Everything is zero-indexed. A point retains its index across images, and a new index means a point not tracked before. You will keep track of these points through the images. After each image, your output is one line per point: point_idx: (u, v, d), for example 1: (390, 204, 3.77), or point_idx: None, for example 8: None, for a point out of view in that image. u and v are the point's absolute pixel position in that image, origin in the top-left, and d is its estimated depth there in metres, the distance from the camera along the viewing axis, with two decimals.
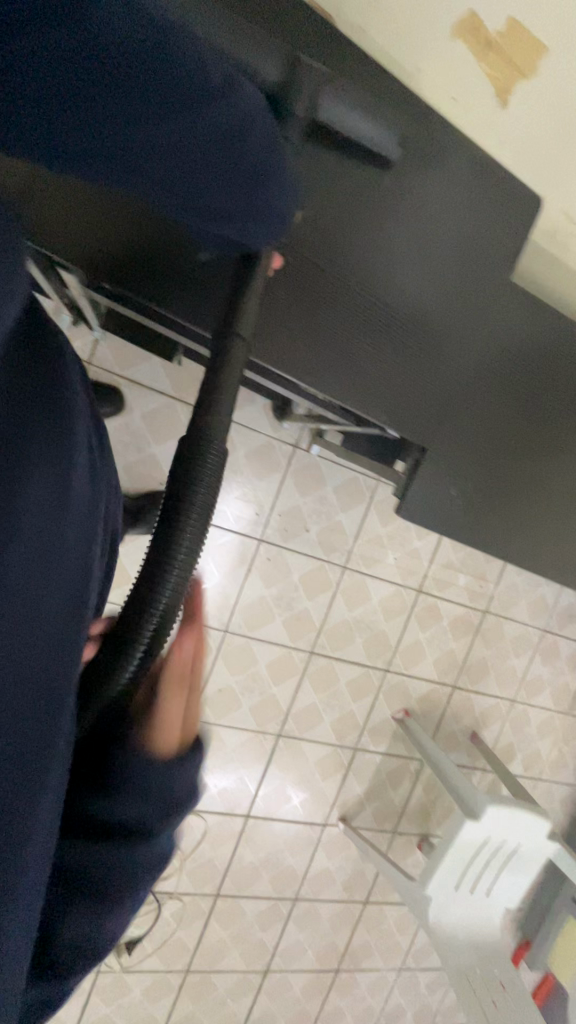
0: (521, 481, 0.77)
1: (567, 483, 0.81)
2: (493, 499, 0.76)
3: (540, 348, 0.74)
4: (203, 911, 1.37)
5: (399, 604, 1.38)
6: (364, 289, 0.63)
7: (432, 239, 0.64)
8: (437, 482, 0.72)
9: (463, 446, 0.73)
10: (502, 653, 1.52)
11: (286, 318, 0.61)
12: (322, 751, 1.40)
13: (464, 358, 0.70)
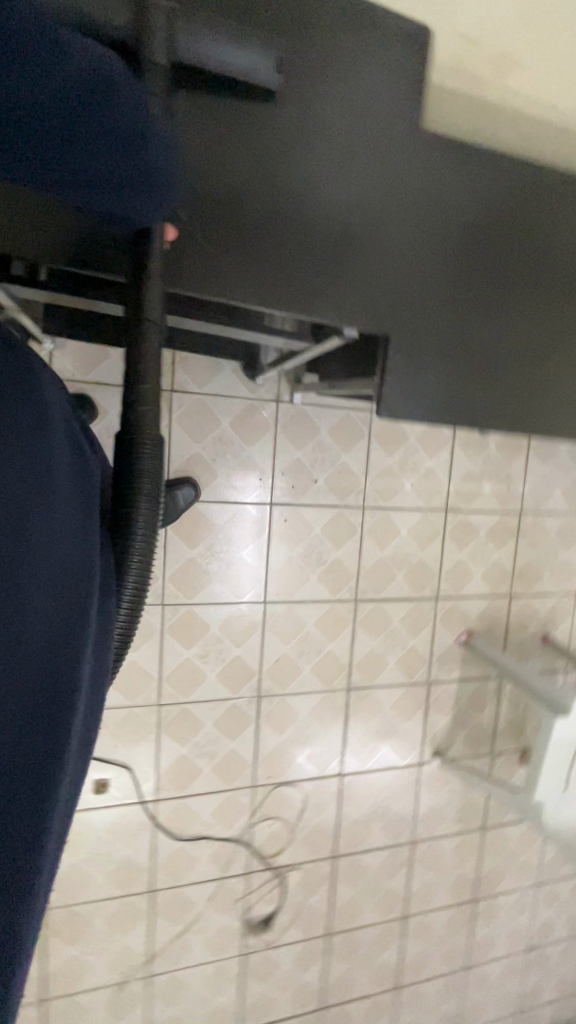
0: (502, 349, 0.74)
1: (551, 338, 0.77)
2: (477, 375, 0.73)
3: (481, 209, 0.70)
4: (327, 875, 1.38)
5: (430, 529, 1.34)
6: (277, 203, 0.60)
7: (331, 132, 0.61)
8: (413, 373, 0.69)
9: (431, 331, 0.69)
10: (550, 549, 1.46)
11: (204, 253, 0.58)
12: (397, 694, 1.38)
13: (403, 243, 0.66)
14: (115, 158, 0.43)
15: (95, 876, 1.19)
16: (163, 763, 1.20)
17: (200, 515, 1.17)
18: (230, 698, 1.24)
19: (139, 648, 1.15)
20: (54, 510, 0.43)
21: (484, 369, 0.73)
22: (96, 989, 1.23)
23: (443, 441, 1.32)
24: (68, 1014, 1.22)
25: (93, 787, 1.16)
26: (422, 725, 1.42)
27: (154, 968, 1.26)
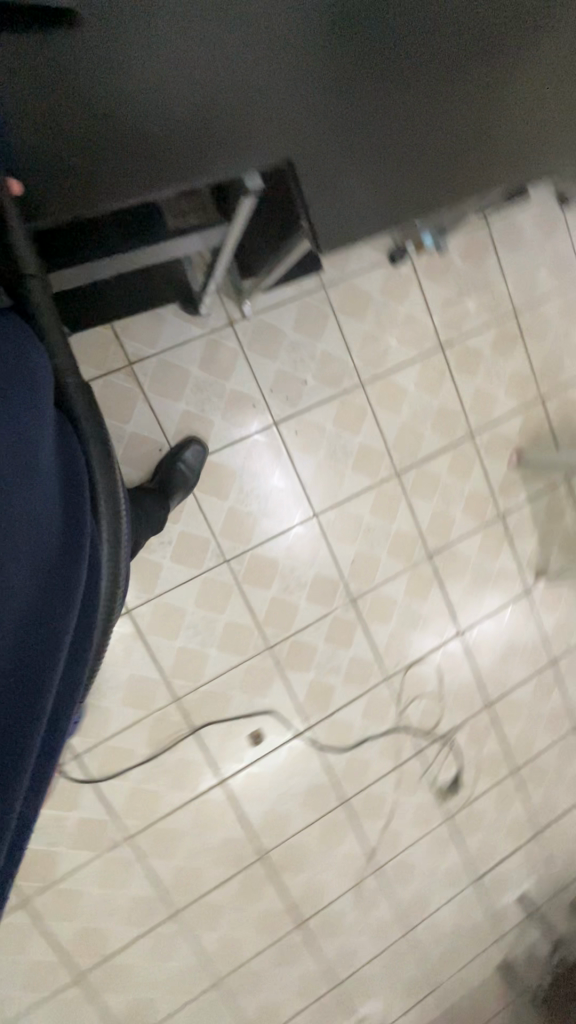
0: (425, 119, 0.71)
1: (477, 75, 0.72)
2: (407, 163, 0.73)
3: None
4: (490, 723, 1.44)
5: (434, 373, 1.29)
6: (125, 89, 0.56)
7: None
8: (341, 193, 0.71)
9: (341, 139, 0.68)
10: (561, 335, 1.39)
11: (88, 175, 0.58)
12: (476, 540, 1.38)
13: (269, 71, 0.62)
14: None
15: (290, 810, 1.28)
16: (299, 695, 1.26)
17: (218, 466, 1.16)
18: (328, 612, 1.27)
19: (227, 607, 1.19)
20: (37, 487, 0.48)
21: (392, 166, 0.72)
22: (339, 897, 1.35)
23: (407, 280, 1.24)
24: (326, 925, 1.34)
25: (251, 742, 1.23)
26: (513, 556, 1.42)
27: (377, 861, 1.37)
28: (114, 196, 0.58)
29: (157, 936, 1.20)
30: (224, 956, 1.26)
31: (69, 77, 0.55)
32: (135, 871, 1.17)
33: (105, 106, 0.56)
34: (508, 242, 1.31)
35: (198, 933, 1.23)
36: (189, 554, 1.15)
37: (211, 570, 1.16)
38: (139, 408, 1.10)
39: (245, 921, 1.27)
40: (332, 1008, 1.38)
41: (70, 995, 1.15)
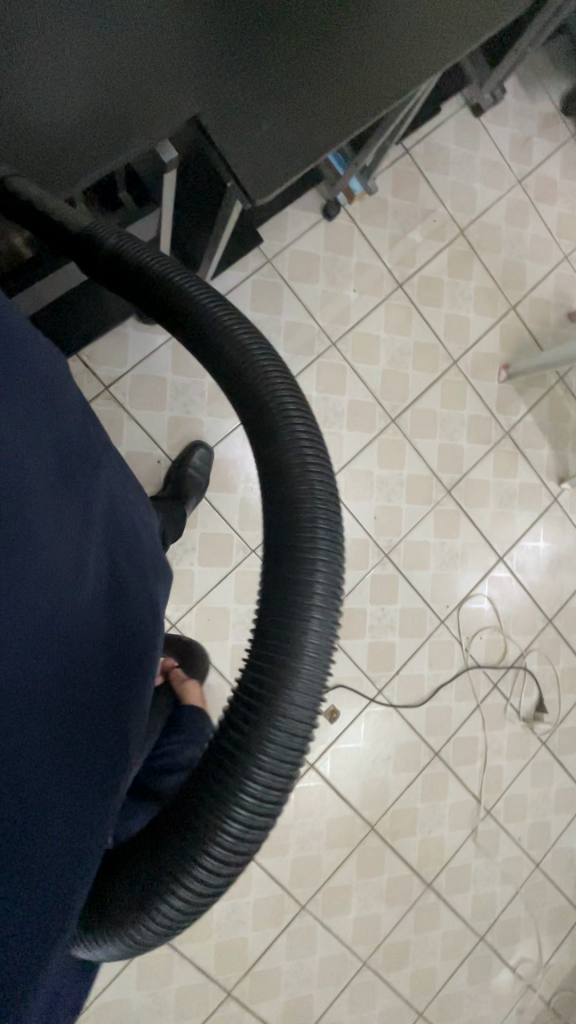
0: (334, 26, 0.64)
1: None
2: (332, 72, 0.64)
3: None
4: (556, 639, 1.41)
5: (399, 311, 1.28)
6: (41, 75, 0.54)
7: None
8: (264, 127, 0.62)
9: (252, 73, 0.61)
10: (511, 238, 1.37)
11: (29, 165, 0.56)
12: (488, 462, 1.36)
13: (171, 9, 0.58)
14: None
15: (385, 776, 1.27)
16: (362, 662, 1.25)
17: (220, 462, 1.16)
18: (366, 573, 1.26)
19: None
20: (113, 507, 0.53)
21: (326, 77, 0.64)
22: (459, 849, 1.33)
23: (347, 229, 1.24)
24: (454, 880, 1.33)
25: (329, 721, 1.22)
26: (531, 468, 1.40)
27: (487, 804, 1.35)
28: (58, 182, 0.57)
29: (292, 933, 1.20)
30: (363, 935, 1.25)
31: None
32: (253, 876, 1.17)
33: (23, 100, 0.54)
34: (435, 163, 1.30)
35: (331, 920, 1.22)
36: (215, 554, 1.15)
37: (241, 562, 1.17)
38: (127, 426, 1.10)
39: (374, 896, 1.26)
40: (483, 960, 1.36)
41: (225, 1012, 1.15)
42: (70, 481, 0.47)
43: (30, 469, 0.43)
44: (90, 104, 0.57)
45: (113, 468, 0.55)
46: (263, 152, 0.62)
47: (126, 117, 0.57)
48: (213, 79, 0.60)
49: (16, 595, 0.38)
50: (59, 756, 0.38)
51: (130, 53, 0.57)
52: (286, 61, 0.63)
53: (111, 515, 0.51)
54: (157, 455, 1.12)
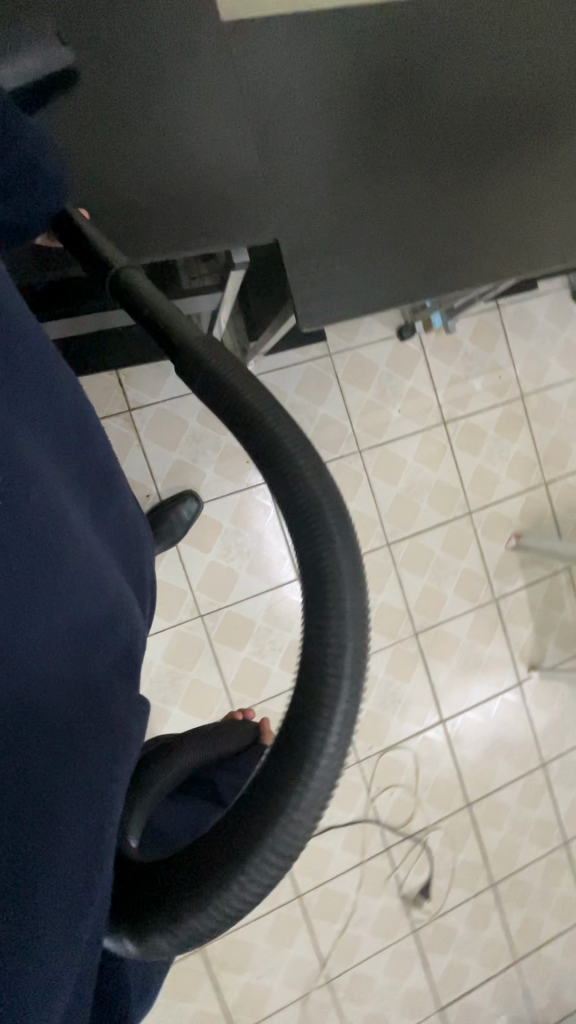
0: (437, 205, 0.67)
1: (506, 176, 0.71)
2: (425, 241, 0.66)
3: (362, 76, 0.66)
4: (468, 826, 1.31)
5: (435, 446, 1.28)
6: (158, 166, 0.58)
7: (194, 79, 0.59)
8: (335, 267, 0.63)
9: (343, 218, 0.64)
10: (569, 420, 1.38)
11: (116, 225, 0.57)
12: (466, 621, 1.31)
13: (297, 151, 0.64)
14: None
15: None
16: None
17: (205, 519, 1.15)
18: None
19: (195, 664, 1.14)
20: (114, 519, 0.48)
21: (418, 241, 0.66)
22: (282, 1009, 1.20)
23: (414, 354, 1.26)
24: None
25: None
26: (507, 643, 1.34)
27: (330, 972, 1.23)
28: (135, 246, 0.57)
29: None
30: None
31: (104, 149, 0.57)
32: None
33: (130, 178, 0.57)
34: (518, 328, 1.33)
35: None
36: (162, 605, 1.12)
37: (185, 623, 1.13)
38: (132, 452, 1.10)
39: None
40: None
41: None
42: (81, 499, 0.43)
43: (48, 472, 0.39)
44: (187, 198, 0.59)
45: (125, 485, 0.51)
46: (328, 286, 0.63)
47: (221, 217, 0.59)
48: (307, 213, 0.63)
49: (26, 586, 0.35)
50: (44, 757, 0.31)
51: (239, 171, 0.60)
52: (380, 222, 0.65)
53: (121, 540, 0.47)
54: (148, 489, 1.11)
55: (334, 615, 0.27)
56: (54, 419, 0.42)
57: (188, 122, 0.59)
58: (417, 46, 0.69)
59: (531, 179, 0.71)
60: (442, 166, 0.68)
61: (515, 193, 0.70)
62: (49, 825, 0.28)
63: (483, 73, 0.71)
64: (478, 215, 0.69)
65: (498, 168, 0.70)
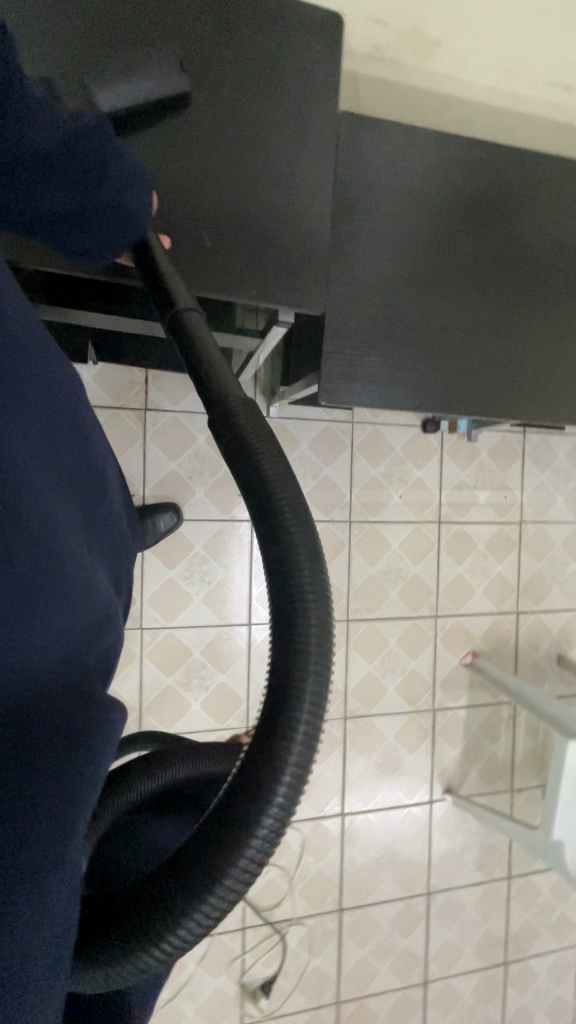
0: (473, 335, 0.73)
1: (544, 330, 0.76)
2: (451, 363, 0.73)
3: (448, 203, 0.72)
4: (332, 932, 1.24)
5: (423, 541, 1.28)
6: (240, 208, 0.60)
7: (296, 145, 0.62)
8: (364, 358, 0.69)
9: (387, 320, 0.70)
10: (558, 561, 1.39)
11: (180, 249, 0.58)
12: (399, 721, 1.28)
13: (367, 249, 0.69)
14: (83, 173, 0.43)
15: None
16: None
17: (180, 536, 1.14)
18: (217, 727, 1.16)
19: (117, 674, 1.10)
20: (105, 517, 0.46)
21: (445, 362, 0.72)
22: None
23: (432, 449, 1.28)
24: None
25: None
26: (431, 757, 1.31)
27: None
28: (189, 273, 0.58)
29: None
30: None
31: (193, 178, 0.59)
32: None
33: (207, 212, 0.59)
34: (537, 458, 1.36)
35: None
36: None
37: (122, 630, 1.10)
38: (133, 448, 1.10)
39: None
40: None
41: None
42: (74, 503, 0.41)
43: (42, 480, 0.37)
44: (254, 247, 0.61)
45: (117, 487, 0.50)
46: (354, 372, 0.69)
47: (280, 274, 0.61)
48: (355, 304, 0.69)
49: (20, 593, 0.33)
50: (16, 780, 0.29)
51: (312, 238, 0.63)
52: (418, 335, 0.71)
53: (116, 537, 0.47)
54: (135, 490, 1.10)
55: (296, 645, 0.31)
56: (54, 423, 0.40)
57: (279, 181, 0.62)
58: (509, 188, 0.74)
59: (567, 342, 0.77)
60: (492, 303, 0.74)
61: (546, 349, 0.77)
62: (58, 815, 0.30)
63: (558, 234, 0.77)
64: (509, 355, 0.75)
65: (540, 322, 0.76)
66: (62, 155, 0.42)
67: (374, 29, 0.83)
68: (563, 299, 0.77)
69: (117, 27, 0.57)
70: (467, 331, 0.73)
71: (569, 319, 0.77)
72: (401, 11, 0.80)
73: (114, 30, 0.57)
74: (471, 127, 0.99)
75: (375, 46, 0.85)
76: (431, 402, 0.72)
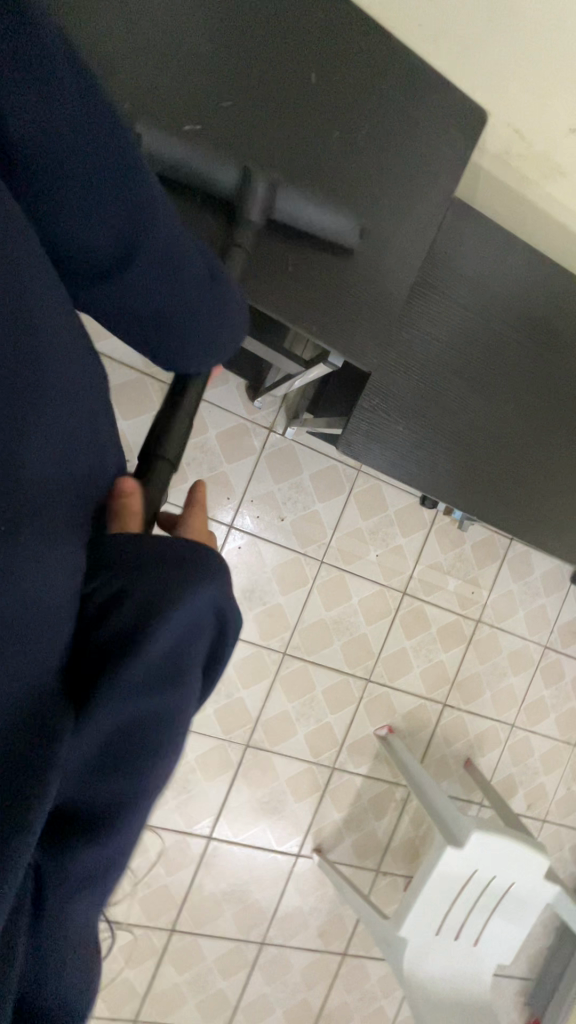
0: (499, 442, 0.75)
1: (564, 462, 0.79)
2: (470, 460, 0.74)
3: (521, 314, 0.74)
4: (155, 949, 1.21)
5: (382, 606, 1.30)
6: (330, 248, 0.62)
7: (404, 214, 0.64)
8: (393, 424, 0.70)
9: (426, 398, 0.72)
10: (498, 670, 1.41)
11: (262, 269, 0.60)
12: (295, 768, 1.28)
13: (432, 326, 0.71)
14: (195, 319, 0.51)
15: None
16: None
17: None
18: None
19: None
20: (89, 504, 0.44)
21: (464, 456, 0.74)
22: None
23: (421, 524, 1.30)
24: None
25: None
26: (313, 813, 1.30)
27: None
28: (256, 288, 0.60)
29: None
30: None
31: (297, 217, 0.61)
32: None
33: (299, 248, 0.62)
34: (513, 568, 1.39)
35: None
36: None
37: None
38: (143, 417, 1.10)
39: None
40: None
41: None
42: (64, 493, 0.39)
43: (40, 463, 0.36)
44: (327, 286, 0.62)
45: (110, 449, 0.47)
46: (378, 434, 0.70)
47: (340, 322, 0.62)
48: (402, 371, 0.70)
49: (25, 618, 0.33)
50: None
51: (385, 300, 0.64)
52: (449, 423, 0.73)
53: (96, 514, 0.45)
54: (129, 457, 1.10)
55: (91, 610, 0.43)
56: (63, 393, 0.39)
57: (376, 246, 0.64)
58: None
59: None
60: (526, 420, 0.76)
61: (558, 480, 0.79)
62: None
63: None
64: (523, 473, 0.77)
65: (563, 453, 0.79)
66: (193, 307, 0.50)
67: (509, 136, 0.87)
68: None
69: (287, 67, 0.61)
70: (495, 435, 0.75)
71: None
72: (540, 132, 0.85)
73: (281, 71, 0.61)
74: (565, 256, 1.03)
75: (505, 152, 0.89)
76: (435, 483, 0.73)
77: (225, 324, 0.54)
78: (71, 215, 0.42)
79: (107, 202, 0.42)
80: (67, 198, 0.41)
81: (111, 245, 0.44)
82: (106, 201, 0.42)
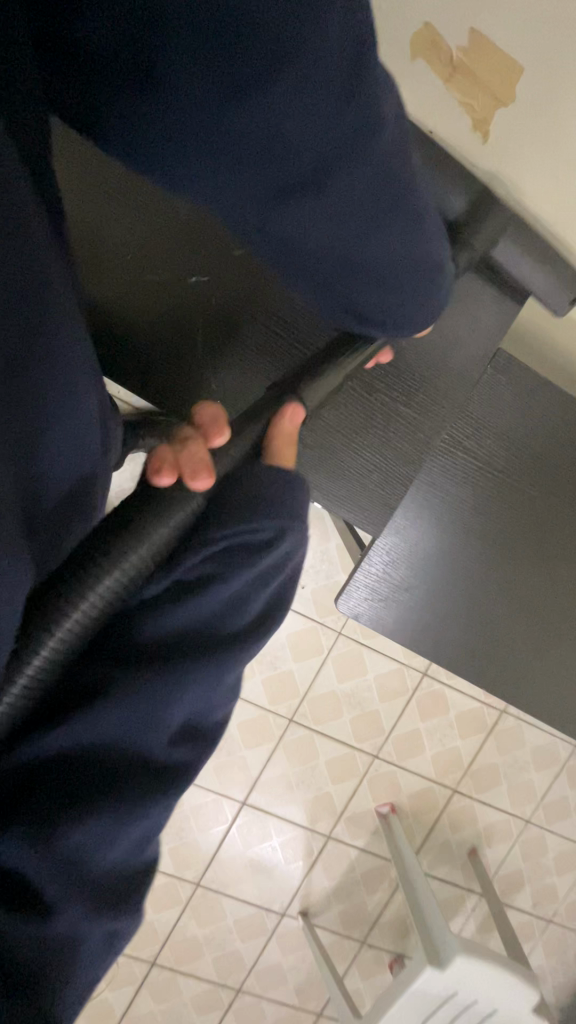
0: (476, 606, 0.87)
1: (534, 632, 0.89)
2: (446, 618, 0.87)
3: (516, 486, 0.87)
4: (135, 977, 1.26)
5: (398, 686, 1.24)
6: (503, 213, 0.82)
7: (446, 363, 0.81)
8: (387, 579, 0.85)
9: (420, 557, 0.86)
10: (518, 763, 1.32)
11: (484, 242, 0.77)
12: (290, 832, 1.26)
13: (442, 488, 0.86)
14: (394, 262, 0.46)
15: None
16: None
17: None
18: None
19: None
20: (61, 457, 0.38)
21: (445, 612, 0.87)
22: None
23: None
24: None
25: None
26: (303, 875, 1.29)
27: None
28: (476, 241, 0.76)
29: None
30: None
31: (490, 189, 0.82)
32: None
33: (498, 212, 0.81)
34: None
35: None
36: None
37: None
38: None
39: None
40: None
41: None
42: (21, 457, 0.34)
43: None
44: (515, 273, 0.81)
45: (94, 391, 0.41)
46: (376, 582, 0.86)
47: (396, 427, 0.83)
48: (405, 526, 0.85)
49: None
50: None
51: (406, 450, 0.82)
52: (436, 583, 0.86)
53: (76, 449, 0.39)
54: None
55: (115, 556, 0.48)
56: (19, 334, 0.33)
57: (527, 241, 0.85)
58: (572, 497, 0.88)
59: (552, 649, 0.89)
60: (506, 585, 0.88)
61: (530, 641, 0.89)
62: None
63: None
64: (529, 632, 0.89)
65: (535, 623, 0.88)
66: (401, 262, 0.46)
67: None
68: (562, 618, 0.89)
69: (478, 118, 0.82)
70: (476, 596, 0.87)
71: (560, 634, 0.89)
72: None
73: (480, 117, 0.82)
74: None
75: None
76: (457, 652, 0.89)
77: (418, 303, 0.51)
78: (188, 113, 0.34)
79: (321, 116, 0.35)
80: (181, 137, 0.35)
81: (284, 172, 0.36)
82: (316, 122, 0.35)
